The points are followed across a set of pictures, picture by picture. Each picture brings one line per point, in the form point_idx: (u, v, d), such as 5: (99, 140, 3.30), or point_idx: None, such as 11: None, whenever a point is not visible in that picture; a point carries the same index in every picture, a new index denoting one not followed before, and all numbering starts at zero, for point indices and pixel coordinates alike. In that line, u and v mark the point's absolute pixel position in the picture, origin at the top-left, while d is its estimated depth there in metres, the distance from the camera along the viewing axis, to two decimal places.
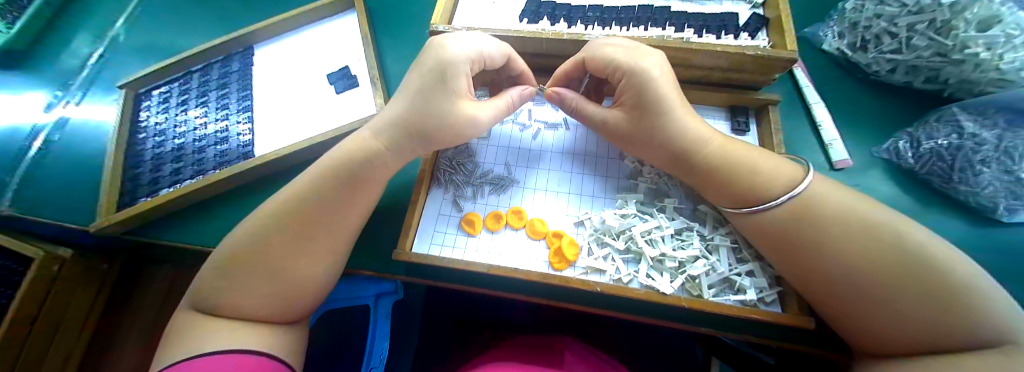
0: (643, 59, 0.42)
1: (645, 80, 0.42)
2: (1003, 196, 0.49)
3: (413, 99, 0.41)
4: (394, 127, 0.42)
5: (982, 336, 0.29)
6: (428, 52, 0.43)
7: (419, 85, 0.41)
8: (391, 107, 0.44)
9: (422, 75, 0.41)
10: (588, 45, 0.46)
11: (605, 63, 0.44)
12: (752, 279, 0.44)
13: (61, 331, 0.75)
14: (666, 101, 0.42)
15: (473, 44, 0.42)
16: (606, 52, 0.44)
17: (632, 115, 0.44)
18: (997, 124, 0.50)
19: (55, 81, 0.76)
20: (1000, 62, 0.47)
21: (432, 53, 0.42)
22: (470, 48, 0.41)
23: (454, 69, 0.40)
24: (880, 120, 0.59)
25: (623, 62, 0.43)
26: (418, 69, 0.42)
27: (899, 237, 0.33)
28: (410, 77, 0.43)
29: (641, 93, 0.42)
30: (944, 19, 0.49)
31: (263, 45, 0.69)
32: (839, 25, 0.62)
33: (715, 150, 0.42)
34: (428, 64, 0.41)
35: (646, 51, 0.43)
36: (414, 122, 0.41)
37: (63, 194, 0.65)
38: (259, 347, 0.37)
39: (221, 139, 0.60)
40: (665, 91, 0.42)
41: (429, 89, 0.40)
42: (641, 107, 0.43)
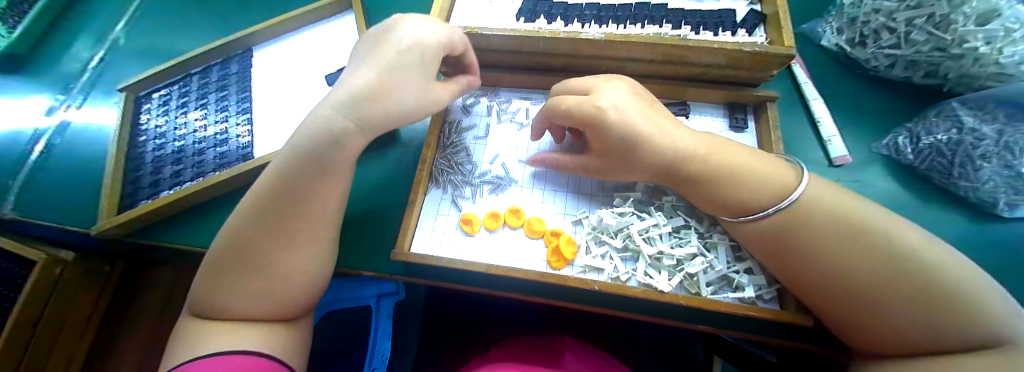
0: (597, 105, 0.41)
1: (605, 128, 0.41)
2: (1003, 191, 0.49)
3: (392, 75, 0.41)
4: (364, 101, 0.40)
5: (979, 337, 0.29)
6: (398, 32, 0.43)
7: (399, 61, 0.41)
8: (354, 79, 0.41)
9: (402, 52, 0.42)
10: (547, 103, 0.46)
11: (565, 116, 0.44)
12: (751, 276, 0.44)
13: (64, 333, 0.75)
14: (631, 140, 0.41)
15: (444, 28, 0.45)
16: (563, 105, 0.44)
17: (606, 157, 0.44)
18: (997, 118, 0.49)
19: (56, 85, 0.77)
20: (999, 56, 0.46)
21: (405, 34, 0.43)
22: (443, 33, 0.44)
23: (433, 55, 0.43)
24: (879, 115, 0.59)
25: (580, 113, 0.42)
26: (393, 47, 0.42)
27: (891, 240, 0.33)
28: (381, 53, 0.42)
29: (607, 139, 0.42)
30: (943, 13, 0.48)
31: (261, 47, 0.69)
32: (838, 21, 0.61)
33: (699, 168, 0.42)
34: (405, 44, 0.42)
35: (600, 92, 0.42)
36: (394, 101, 0.41)
37: (65, 198, 0.65)
38: (257, 347, 0.37)
39: (220, 141, 0.61)
40: (629, 131, 0.40)
41: (412, 69, 0.42)
42: (612, 151, 0.43)
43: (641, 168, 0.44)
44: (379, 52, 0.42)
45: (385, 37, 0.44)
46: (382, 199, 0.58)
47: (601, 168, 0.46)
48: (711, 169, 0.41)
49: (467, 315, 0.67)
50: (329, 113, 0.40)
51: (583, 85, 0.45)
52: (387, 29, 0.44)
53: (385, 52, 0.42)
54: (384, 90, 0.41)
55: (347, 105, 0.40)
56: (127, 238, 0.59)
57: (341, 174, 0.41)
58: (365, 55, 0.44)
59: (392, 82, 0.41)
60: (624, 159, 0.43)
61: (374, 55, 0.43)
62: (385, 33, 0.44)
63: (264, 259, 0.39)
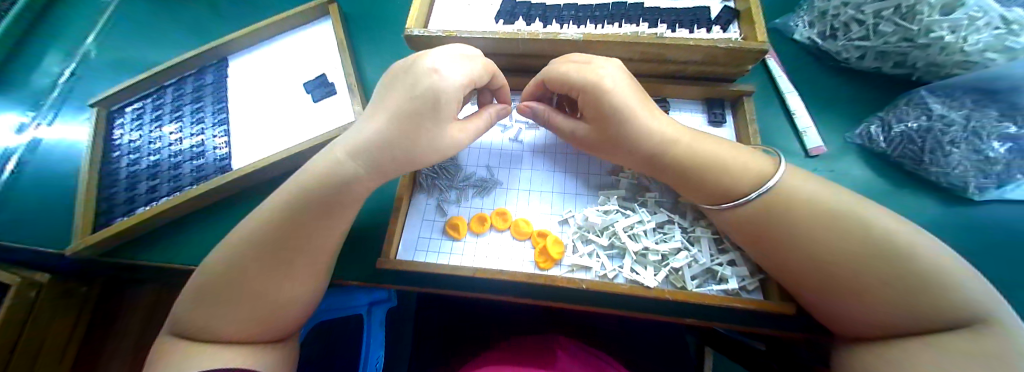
0: (595, 73, 0.42)
1: (598, 97, 0.42)
2: (973, 175, 0.50)
3: (401, 125, 0.38)
4: (373, 150, 0.39)
5: (949, 321, 0.30)
6: (420, 69, 0.39)
7: (410, 109, 0.38)
8: (367, 127, 0.40)
9: (415, 97, 0.38)
10: (547, 66, 0.47)
11: (562, 82, 0.44)
12: (733, 268, 0.45)
13: (42, 358, 0.72)
14: (625, 110, 0.41)
15: (467, 66, 0.40)
16: (561, 71, 0.44)
17: (596, 128, 0.44)
18: (964, 105, 0.51)
19: (27, 102, 0.74)
20: (964, 44, 0.48)
21: (425, 73, 0.38)
22: (465, 72, 0.39)
23: (449, 99, 0.39)
24: (852, 105, 0.61)
25: (576, 79, 0.43)
26: (407, 90, 0.38)
27: (872, 229, 0.34)
28: (395, 97, 0.39)
29: (599, 107, 0.42)
30: (909, 4, 0.49)
31: (237, 56, 0.68)
32: (809, 15, 0.63)
33: (687, 150, 0.42)
34: (419, 86, 0.38)
35: (600, 63, 0.43)
36: (404, 152, 0.39)
37: (38, 218, 0.63)
38: (242, 366, 0.36)
39: (198, 154, 0.59)
40: (620, 104, 0.41)
41: (422, 118, 0.38)
42: (602, 121, 0.43)
43: (626, 149, 0.44)
44: (394, 95, 0.39)
45: (406, 75, 0.40)
46: (366, 207, 0.57)
47: (588, 139, 0.46)
48: (699, 149, 0.42)
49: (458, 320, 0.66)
50: (337, 157, 0.39)
51: (583, 57, 0.45)
52: (410, 64, 0.40)
53: (398, 95, 0.39)
54: (394, 142, 0.39)
55: (358, 154, 0.39)
56: (103, 258, 0.58)
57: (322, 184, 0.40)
58: (384, 94, 0.41)
59: (402, 134, 0.38)
60: (613, 133, 0.43)
61: (389, 97, 0.40)
62: (409, 67, 0.40)
63: (246, 273, 0.38)
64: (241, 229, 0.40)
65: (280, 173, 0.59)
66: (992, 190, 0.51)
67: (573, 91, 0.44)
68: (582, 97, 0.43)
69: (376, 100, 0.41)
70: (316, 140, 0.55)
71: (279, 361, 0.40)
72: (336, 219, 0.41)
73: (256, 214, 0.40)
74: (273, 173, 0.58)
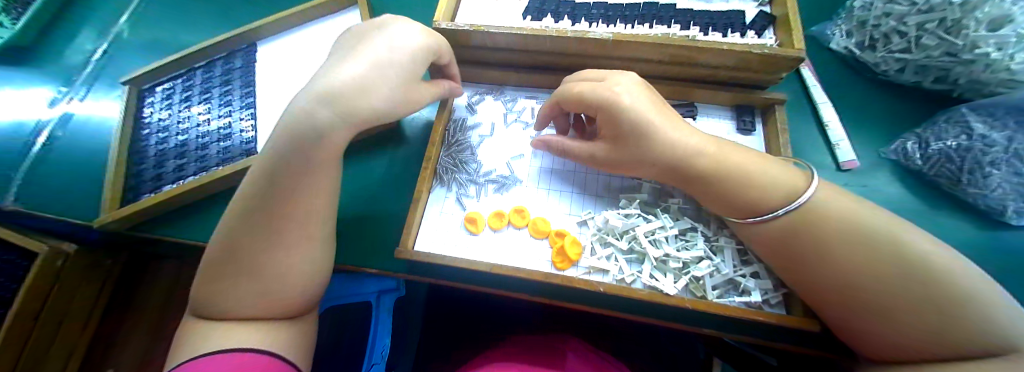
0: (611, 91, 0.42)
1: (617, 113, 0.41)
2: (1013, 199, 0.48)
3: (374, 71, 0.40)
4: (339, 90, 0.38)
5: (983, 339, 0.29)
6: (387, 32, 0.43)
7: (385, 59, 0.41)
8: (331, 74, 0.40)
9: (392, 50, 0.42)
10: (559, 89, 0.47)
11: (578, 101, 0.44)
12: (757, 281, 0.44)
13: (66, 326, 0.75)
14: (646, 124, 0.41)
15: (429, 34, 0.45)
16: (576, 91, 0.44)
17: (614, 145, 0.44)
18: (1006, 125, 0.49)
19: (59, 77, 0.76)
20: (1011, 62, 0.46)
21: (395, 35, 0.43)
22: (428, 38, 0.45)
23: (417, 57, 0.43)
24: (886, 119, 0.59)
25: (592, 98, 0.43)
26: (379, 45, 0.42)
27: (898, 245, 0.33)
28: (366, 49, 0.42)
29: (617, 124, 0.42)
30: (954, 18, 0.48)
31: (265, 42, 0.69)
32: (847, 24, 0.61)
33: (712, 162, 0.41)
34: (393, 44, 0.42)
35: (615, 80, 0.43)
36: (370, 96, 0.40)
37: (68, 190, 0.65)
38: (262, 346, 0.36)
39: (224, 136, 0.60)
40: (640, 117, 0.41)
41: (395, 69, 0.42)
42: (621, 137, 0.43)
43: (649, 163, 0.43)
44: (364, 48, 0.42)
45: (375, 36, 0.44)
46: (386, 197, 0.58)
47: (608, 157, 0.45)
48: (721, 163, 0.41)
49: (467, 313, 0.66)
50: (306, 104, 0.38)
51: (598, 74, 0.45)
52: (375, 30, 0.44)
53: (369, 48, 0.42)
54: (362, 84, 0.39)
55: (324, 98, 0.38)
56: (129, 232, 0.59)
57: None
58: (348, 50, 0.43)
59: (374, 79, 0.40)
60: (634, 150, 0.43)
61: (356, 49, 0.42)
62: (375, 31, 0.44)
63: (267, 255, 0.39)
64: (239, 203, 0.40)
65: None
66: None
67: (590, 110, 0.44)
68: (600, 114, 0.43)
69: (341, 54, 0.43)
70: None
71: (299, 345, 0.40)
72: None
73: (245, 180, 0.40)
74: None
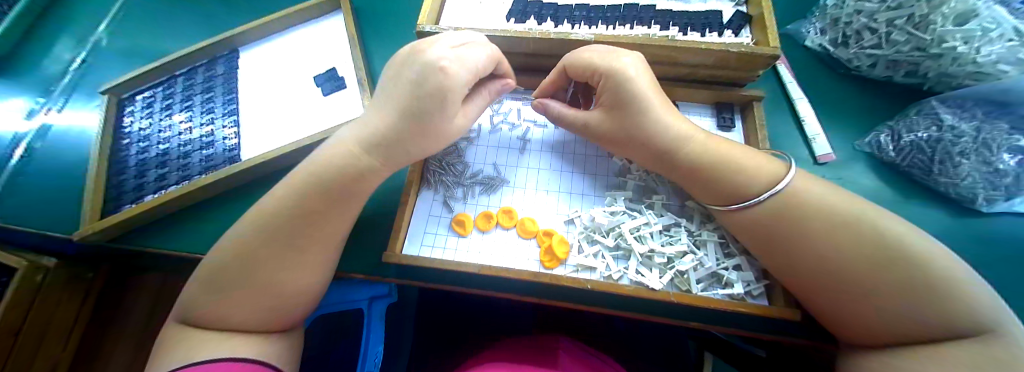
0: (618, 60, 0.42)
1: (621, 81, 0.42)
2: (983, 187, 0.50)
3: (404, 120, 0.38)
4: (374, 137, 0.40)
5: (958, 325, 0.30)
6: (425, 58, 0.38)
7: (412, 103, 0.38)
8: (376, 118, 0.40)
9: (422, 84, 0.37)
10: (569, 54, 0.47)
11: (584, 67, 0.44)
12: (739, 273, 0.44)
13: (47, 342, 0.73)
14: (643, 98, 0.42)
15: (468, 53, 0.39)
16: (584, 56, 0.45)
17: (611, 115, 0.45)
18: (975, 116, 0.51)
19: (36, 88, 0.75)
20: (976, 55, 0.48)
21: (430, 63, 0.37)
22: (472, 70, 0.39)
23: (453, 93, 0.38)
24: (861, 114, 0.60)
25: (599, 66, 0.43)
26: (412, 80, 0.38)
27: (876, 230, 0.34)
28: (399, 89, 0.39)
29: (619, 93, 0.42)
30: (922, 14, 0.50)
31: (249, 48, 0.68)
32: (821, 22, 0.63)
33: (700, 144, 0.43)
34: (424, 79, 0.37)
35: (621, 52, 0.44)
36: (406, 142, 0.40)
37: (46, 202, 0.63)
38: (261, 358, 0.37)
39: (207, 144, 0.60)
40: (639, 92, 0.42)
41: (424, 112, 0.38)
42: (621, 105, 0.43)
43: (642, 144, 0.44)
44: (401, 84, 0.39)
45: (415, 61, 0.39)
46: (372, 200, 0.58)
47: (602, 126, 0.45)
48: (708, 146, 0.43)
49: (459, 316, 0.66)
50: (343, 145, 0.41)
51: (606, 46, 0.46)
52: (418, 51, 0.39)
53: (405, 86, 0.38)
54: (395, 133, 0.39)
55: (365, 145, 0.40)
56: (111, 244, 0.58)
57: (356, 199, 0.41)
58: (393, 78, 0.40)
59: (403, 127, 0.39)
60: (629, 127, 0.44)
61: (396, 86, 0.40)
62: (417, 52, 0.39)
63: (253, 262, 0.39)
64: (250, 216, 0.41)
65: (288, 165, 0.59)
66: (1000, 202, 0.51)
67: (592, 76, 0.45)
68: (601, 82, 0.44)
69: (386, 83, 0.41)
70: (325, 133, 0.55)
71: (284, 354, 0.40)
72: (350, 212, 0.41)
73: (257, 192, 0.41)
74: (282, 165, 0.58)
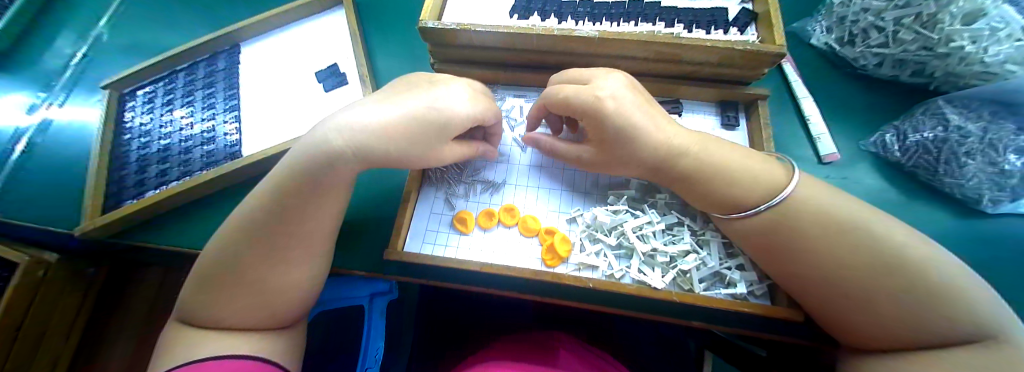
0: (596, 95, 0.41)
1: (601, 117, 0.41)
2: (989, 188, 0.50)
3: (405, 123, 0.37)
4: (368, 137, 0.37)
5: (959, 332, 0.30)
6: (437, 90, 0.41)
7: (420, 114, 0.38)
8: (381, 111, 0.38)
9: (430, 105, 0.39)
10: (544, 93, 0.46)
11: (563, 106, 0.43)
12: (742, 272, 0.44)
13: (49, 336, 0.73)
14: (628, 131, 0.41)
15: (480, 99, 0.43)
16: (562, 95, 0.43)
17: (601, 148, 0.44)
18: (981, 116, 0.51)
19: (37, 83, 0.74)
20: (985, 55, 0.47)
21: (442, 94, 0.40)
22: (477, 107, 0.42)
23: (458, 124, 0.40)
24: (866, 114, 0.60)
25: (577, 103, 0.42)
26: (422, 97, 0.39)
27: (875, 239, 0.34)
28: (410, 97, 0.39)
29: (601, 128, 0.42)
30: (930, 12, 0.49)
31: (250, 43, 0.68)
32: (827, 20, 0.62)
33: (693, 164, 0.42)
34: (437, 102, 0.39)
35: (600, 82, 0.42)
36: (395, 147, 0.38)
37: (47, 197, 0.63)
38: (266, 356, 0.37)
39: (208, 139, 0.59)
40: (624, 122, 0.41)
41: (427, 129, 0.38)
42: (607, 141, 0.43)
43: (638, 160, 0.43)
44: (407, 95, 0.40)
45: (427, 89, 0.41)
46: (374, 196, 0.58)
47: (594, 159, 0.45)
48: (702, 165, 0.42)
49: (460, 312, 0.66)
50: (327, 136, 0.37)
51: (584, 75, 0.44)
52: (433, 81, 0.43)
53: (409, 97, 0.39)
54: (390, 133, 0.37)
55: (352, 136, 0.37)
56: (111, 239, 0.58)
57: None
58: (403, 90, 0.41)
59: (404, 134, 0.38)
60: (620, 149, 0.43)
61: (401, 94, 0.40)
62: (432, 80, 0.43)
63: (250, 259, 0.38)
64: (240, 212, 0.39)
65: None
66: (1005, 203, 0.51)
67: (573, 114, 0.43)
68: (584, 119, 0.43)
69: (393, 91, 0.41)
70: None
71: (288, 352, 0.40)
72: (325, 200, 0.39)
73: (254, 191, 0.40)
74: None
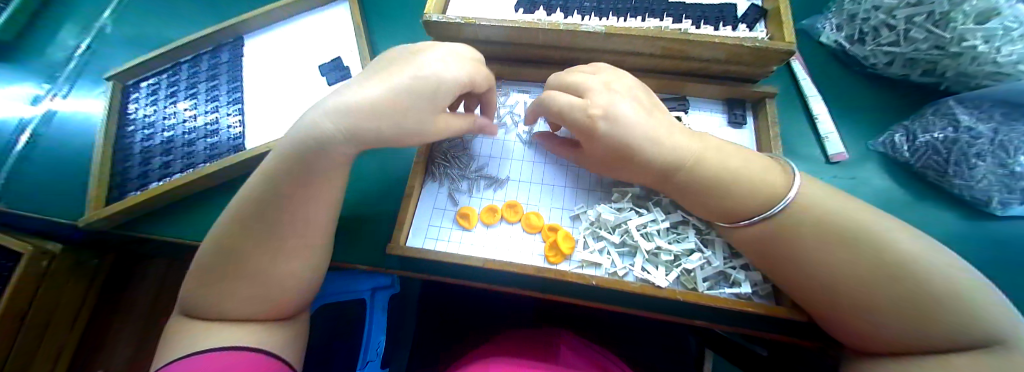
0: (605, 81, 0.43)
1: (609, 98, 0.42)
2: (997, 189, 0.49)
3: (393, 96, 0.36)
4: (359, 119, 0.36)
5: (967, 337, 0.29)
6: (422, 59, 0.39)
7: (406, 85, 0.37)
8: (366, 89, 0.37)
9: (416, 75, 0.38)
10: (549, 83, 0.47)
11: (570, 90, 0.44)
12: (746, 272, 0.44)
13: (53, 326, 0.74)
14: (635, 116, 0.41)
15: (466, 62, 0.41)
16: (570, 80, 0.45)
17: None
18: (992, 117, 0.50)
19: (42, 74, 0.74)
20: (997, 55, 0.47)
21: (427, 63, 0.39)
22: (464, 70, 0.40)
23: (448, 90, 0.39)
24: (875, 113, 0.59)
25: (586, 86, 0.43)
26: (407, 69, 0.38)
27: (877, 245, 0.33)
28: (393, 71, 0.38)
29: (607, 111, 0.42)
30: (943, 11, 0.48)
31: (253, 35, 0.68)
32: (837, 18, 0.62)
33: (703, 165, 0.41)
34: (424, 72, 0.38)
35: (609, 74, 0.44)
36: (386, 123, 0.37)
37: (51, 188, 0.63)
38: (269, 348, 0.37)
39: (211, 132, 0.59)
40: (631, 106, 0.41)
41: (417, 98, 0.37)
42: None
43: (642, 166, 0.42)
44: (388, 71, 0.38)
45: (409, 61, 0.40)
46: (377, 191, 0.58)
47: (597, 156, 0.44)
48: (712, 163, 0.41)
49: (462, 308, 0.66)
50: (316, 120, 0.36)
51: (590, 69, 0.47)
52: (413, 54, 0.41)
53: (392, 72, 0.38)
54: (377, 107, 0.36)
55: (348, 126, 0.36)
56: (115, 230, 0.58)
57: None
58: (387, 65, 0.39)
59: (394, 107, 0.37)
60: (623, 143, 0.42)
61: (383, 71, 0.39)
62: (412, 54, 0.41)
63: (253, 252, 0.38)
64: (237, 203, 0.39)
65: None
66: (1015, 205, 0.50)
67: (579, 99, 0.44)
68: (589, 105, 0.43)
69: (373, 71, 0.40)
70: None
71: (291, 344, 0.40)
72: (326, 194, 0.39)
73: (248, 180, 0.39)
74: None
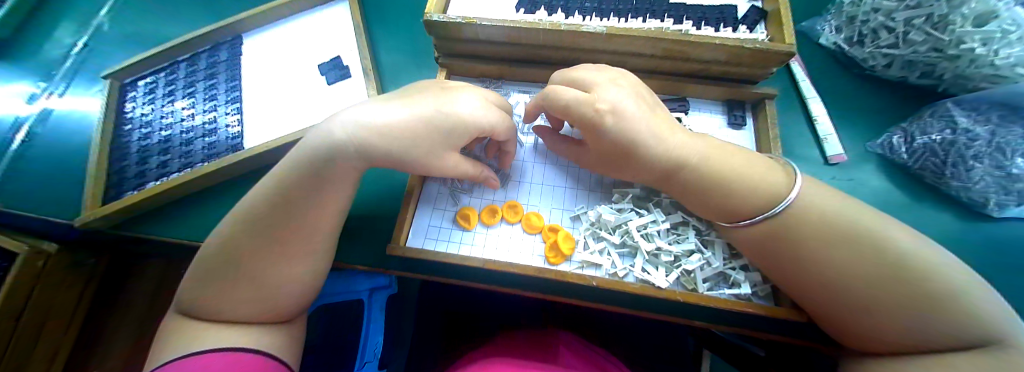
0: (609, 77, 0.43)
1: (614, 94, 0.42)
2: (994, 191, 0.50)
3: (414, 123, 0.38)
4: (375, 134, 0.37)
5: (966, 337, 0.29)
6: (451, 96, 0.41)
7: (431, 116, 0.39)
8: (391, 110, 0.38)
9: (439, 108, 0.39)
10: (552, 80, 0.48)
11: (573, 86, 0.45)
12: (746, 273, 0.44)
13: (49, 326, 0.73)
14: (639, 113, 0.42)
15: (488, 107, 0.43)
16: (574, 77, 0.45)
17: None
18: (989, 119, 0.50)
19: (37, 72, 0.74)
20: (995, 58, 0.46)
21: (454, 100, 0.41)
22: (487, 114, 0.42)
23: (464, 130, 0.40)
24: (874, 115, 0.59)
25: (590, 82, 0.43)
26: (433, 99, 0.40)
27: (878, 245, 0.33)
28: (421, 99, 0.40)
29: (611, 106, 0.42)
30: (942, 14, 0.48)
31: (252, 34, 0.67)
32: (836, 20, 0.62)
33: (704, 160, 0.42)
34: (449, 105, 0.40)
35: (613, 72, 0.45)
36: (401, 147, 0.38)
37: (47, 187, 0.63)
38: (273, 351, 0.37)
39: (210, 131, 0.59)
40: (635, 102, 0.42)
41: (434, 128, 0.39)
42: None
43: (642, 162, 0.42)
44: (416, 96, 0.40)
45: (438, 93, 0.42)
46: (377, 191, 0.58)
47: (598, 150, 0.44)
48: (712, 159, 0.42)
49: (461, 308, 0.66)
50: (335, 132, 0.37)
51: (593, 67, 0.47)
52: (445, 89, 0.43)
53: (420, 98, 0.40)
54: (399, 132, 0.37)
55: (361, 133, 0.37)
56: (112, 230, 0.57)
57: None
58: (418, 92, 0.42)
59: (413, 134, 0.38)
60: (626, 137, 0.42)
61: (410, 96, 0.40)
62: (444, 87, 0.44)
63: (252, 252, 0.38)
64: (242, 205, 0.39)
65: None
66: (1012, 207, 0.51)
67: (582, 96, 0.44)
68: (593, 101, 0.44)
69: (402, 93, 0.41)
70: None
71: (289, 345, 0.40)
72: (326, 195, 0.39)
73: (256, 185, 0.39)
74: None
